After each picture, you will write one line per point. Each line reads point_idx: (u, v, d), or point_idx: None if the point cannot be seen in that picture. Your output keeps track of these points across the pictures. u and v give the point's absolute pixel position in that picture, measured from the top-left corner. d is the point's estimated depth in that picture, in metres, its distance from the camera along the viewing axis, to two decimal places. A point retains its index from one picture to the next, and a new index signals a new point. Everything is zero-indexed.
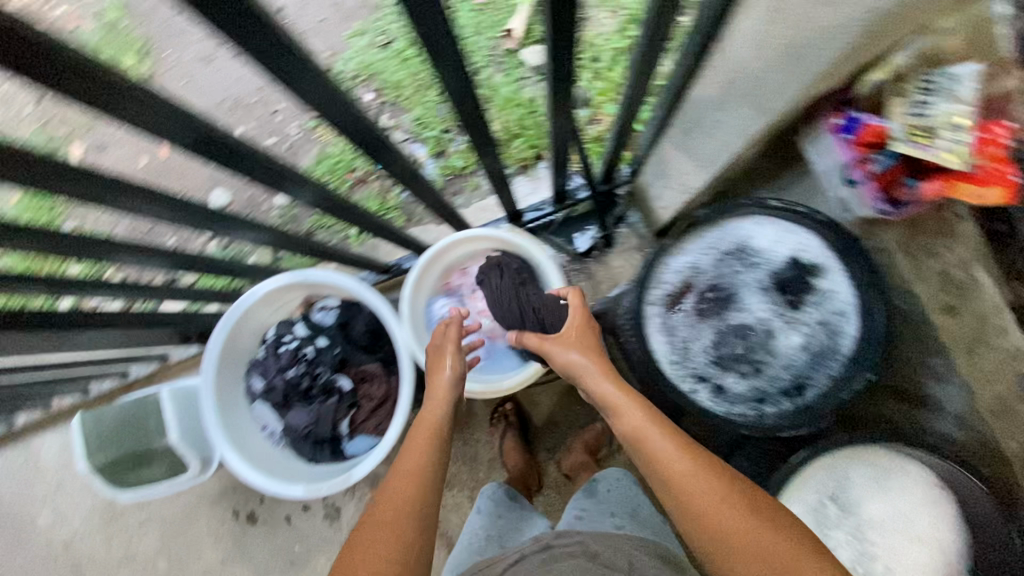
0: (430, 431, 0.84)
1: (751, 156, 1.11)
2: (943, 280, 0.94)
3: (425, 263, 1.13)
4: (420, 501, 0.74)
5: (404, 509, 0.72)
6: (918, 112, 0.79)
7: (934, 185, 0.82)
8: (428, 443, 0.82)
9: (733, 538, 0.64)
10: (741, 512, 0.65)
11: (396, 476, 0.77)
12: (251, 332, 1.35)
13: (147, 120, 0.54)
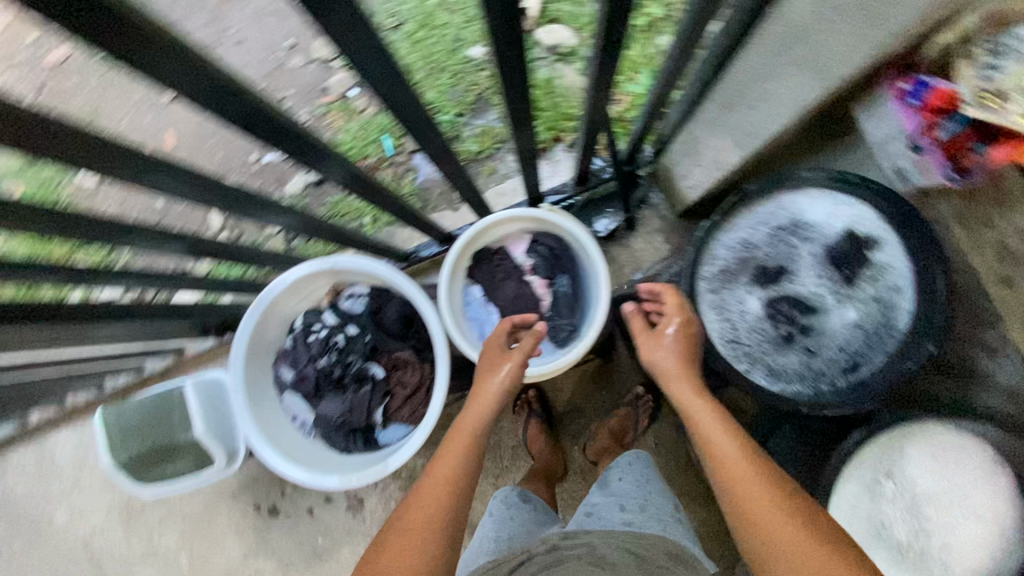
0: (469, 436, 0.83)
1: (794, 129, 1.08)
2: (1002, 251, 0.92)
3: (461, 246, 1.10)
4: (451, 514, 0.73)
5: (437, 514, 0.72)
6: (993, 74, 0.76)
7: (1006, 150, 0.79)
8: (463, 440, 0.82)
9: (788, 551, 0.65)
10: (794, 520, 0.67)
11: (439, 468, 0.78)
12: (278, 320, 1.33)
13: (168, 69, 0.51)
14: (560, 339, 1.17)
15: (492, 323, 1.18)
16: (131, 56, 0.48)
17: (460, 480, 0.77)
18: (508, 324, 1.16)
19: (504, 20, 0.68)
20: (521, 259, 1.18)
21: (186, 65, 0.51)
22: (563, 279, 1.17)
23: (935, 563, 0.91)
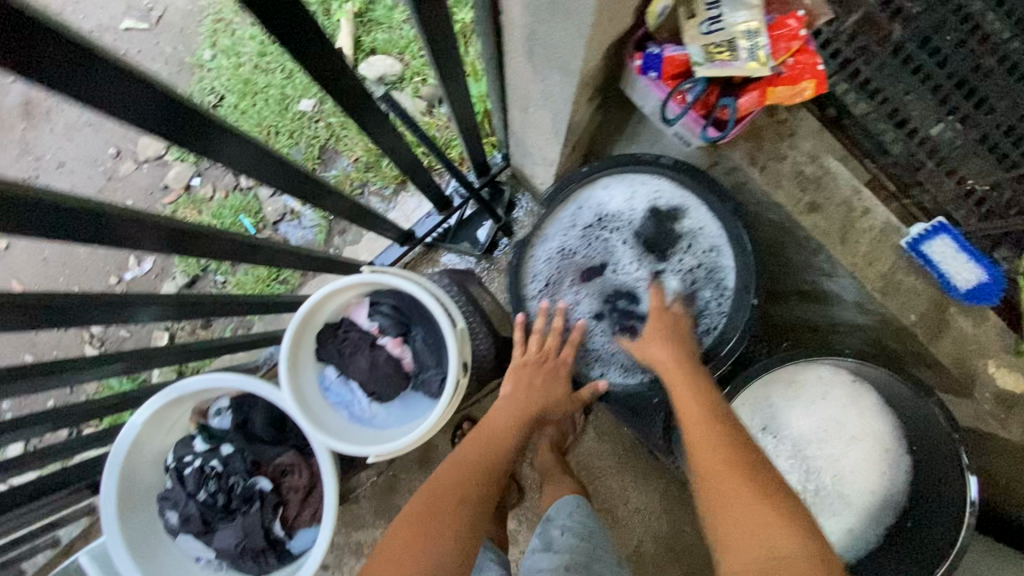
0: (469, 462, 0.84)
1: (587, 114, 1.06)
2: (799, 179, 0.93)
3: (292, 336, 1.02)
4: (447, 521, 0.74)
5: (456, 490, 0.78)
6: (713, 29, 0.75)
7: (751, 97, 0.78)
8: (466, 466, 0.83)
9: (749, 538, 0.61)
10: (764, 506, 0.63)
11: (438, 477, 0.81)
12: (149, 462, 1.23)
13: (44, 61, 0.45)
14: (430, 395, 1.10)
15: (357, 400, 1.10)
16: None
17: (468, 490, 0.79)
18: (374, 396, 1.10)
19: (183, 122, 0.62)
20: (365, 326, 1.09)
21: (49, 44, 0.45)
22: (415, 334, 1.09)
23: (834, 498, 0.93)
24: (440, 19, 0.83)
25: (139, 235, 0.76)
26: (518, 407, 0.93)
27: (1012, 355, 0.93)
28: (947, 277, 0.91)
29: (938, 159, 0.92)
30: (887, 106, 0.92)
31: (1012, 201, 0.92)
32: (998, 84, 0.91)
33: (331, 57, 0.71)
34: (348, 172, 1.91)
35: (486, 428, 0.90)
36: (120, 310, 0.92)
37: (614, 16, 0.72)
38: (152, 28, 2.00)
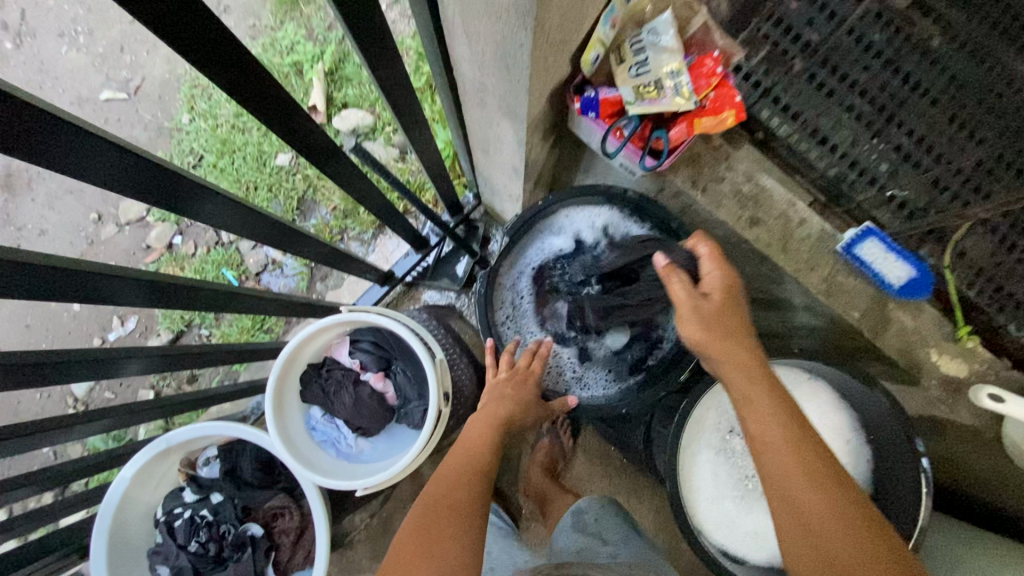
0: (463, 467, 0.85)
1: (543, 152, 1.15)
2: (739, 197, 1.01)
3: (276, 380, 1.06)
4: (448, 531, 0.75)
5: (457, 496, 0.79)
6: (641, 72, 0.85)
7: (680, 128, 0.88)
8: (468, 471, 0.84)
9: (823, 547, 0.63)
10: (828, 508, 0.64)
11: (445, 486, 0.82)
12: (138, 518, 1.23)
13: (35, 140, 0.51)
14: (414, 426, 1.13)
15: (344, 436, 1.14)
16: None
17: (467, 493, 0.80)
18: (360, 431, 1.14)
19: (160, 185, 0.68)
20: (347, 363, 1.14)
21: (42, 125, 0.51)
22: (395, 368, 1.14)
23: None
24: (398, 78, 0.91)
25: (123, 291, 0.82)
26: (497, 411, 0.94)
27: (951, 343, 1.00)
28: (882, 276, 0.99)
29: (859, 170, 1.02)
30: (809, 126, 1.03)
31: (931, 202, 1.01)
32: (903, 100, 1.02)
33: (298, 118, 0.78)
34: (327, 220, 1.99)
35: (466, 437, 0.92)
36: (106, 366, 0.96)
37: (550, 67, 0.81)
38: (131, 98, 2.10)
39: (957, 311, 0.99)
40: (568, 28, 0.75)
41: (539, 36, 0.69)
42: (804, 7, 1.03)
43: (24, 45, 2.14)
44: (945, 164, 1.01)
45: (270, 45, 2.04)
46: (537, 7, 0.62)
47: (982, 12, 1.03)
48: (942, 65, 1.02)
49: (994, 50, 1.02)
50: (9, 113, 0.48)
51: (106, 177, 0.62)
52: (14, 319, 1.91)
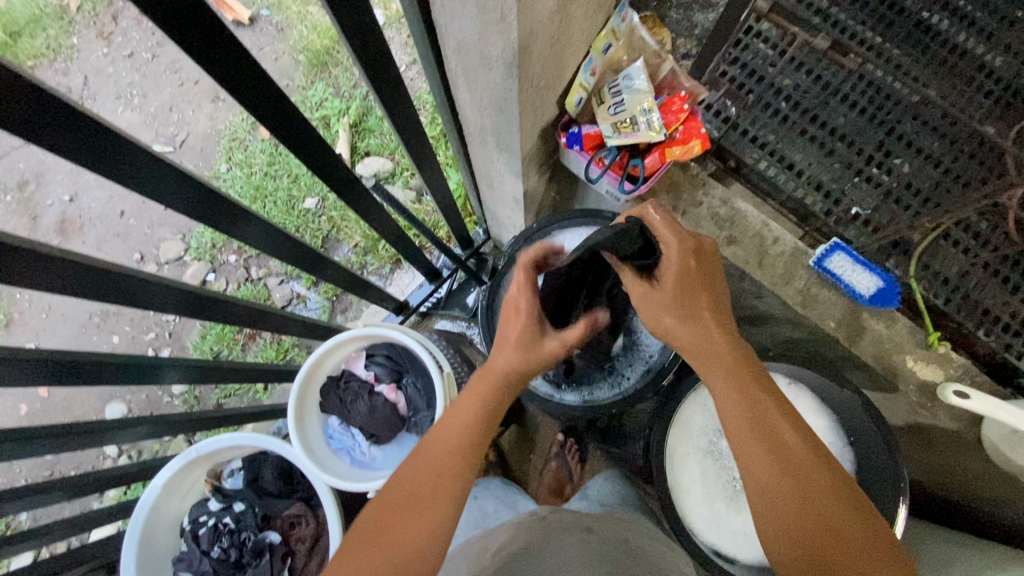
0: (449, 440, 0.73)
1: (540, 185, 1.29)
2: (715, 220, 1.12)
3: (298, 388, 1.17)
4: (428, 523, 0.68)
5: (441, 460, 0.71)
6: (618, 110, 0.99)
7: (654, 157, 1.01)
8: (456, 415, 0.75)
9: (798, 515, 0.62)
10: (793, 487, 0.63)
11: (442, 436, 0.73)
12: (166, 527, 1.32)
13: (120, 164, 0.65)
14: (423, 435, 1.22)
15: (358, 444, 1.22)
16: (92, 151, 0.62)
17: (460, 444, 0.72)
18: (373, 439, 1.22)
19: (210, 206, 0.82)
20: (363, 375, 1.24)
21: (124, 156, 0.65)
22: (406, 380, 1.24)
23: None
24: (410, 121, 1.07)
25: (171, 299, 0.95)
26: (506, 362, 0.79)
27: (924, 349, 1.06)
28: (851, 286, 1.07)
29: (824, 192, 1.12)
30: (777, 155, 1.14)
31: (893, 218, 1.10)
32: (863, 131, 1.13)
33: (325, 153, 0.93)
34: (348, 256, 2.15)
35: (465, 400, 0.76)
36: (150, 371, 1.07)
37: (537, 108, 0.95)
38: (177, 150, 2.34)
39: (925, 318, 1.07)
40: (550, 74, 0.89)
41: (523, 80, 0.82)
42: (765, 53, 1.17)
43: (86, 107, 2.42)
44: (905, 185, 1.11)
45: (302, 102, 2.28)
46: (519, 57, 0.76)
47: (930, 52, 1.15)
48: (896, 98, 1.14)
49: (943, 84, 1.13)
50: (109, 145, 0.62)
51: (170, 197, 0.76)
52: (60, 350, 2.07)
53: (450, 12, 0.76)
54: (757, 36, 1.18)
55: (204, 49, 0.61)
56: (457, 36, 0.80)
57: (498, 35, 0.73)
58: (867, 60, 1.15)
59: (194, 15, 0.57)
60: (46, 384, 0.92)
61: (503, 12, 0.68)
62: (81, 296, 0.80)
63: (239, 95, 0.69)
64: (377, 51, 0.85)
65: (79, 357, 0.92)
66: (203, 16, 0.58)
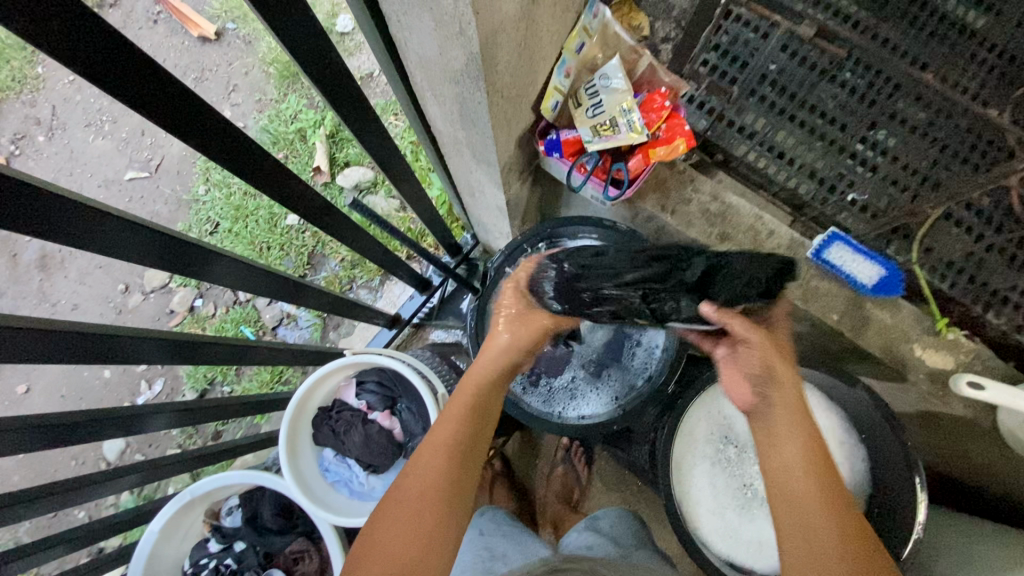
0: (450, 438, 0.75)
1: (523, 191, 1.24)
2: (707, 216, 1.07)
3: (289, 423, 1.13)
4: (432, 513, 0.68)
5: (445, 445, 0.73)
6: (596, 112, 0.94)
7: (638, 159, 0.96)
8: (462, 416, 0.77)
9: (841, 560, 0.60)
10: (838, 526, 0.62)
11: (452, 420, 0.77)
12: (167, 572, 1.28)
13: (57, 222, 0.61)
14: None
15: (355, 476, 1.19)
16: (24, 215, 0.58)
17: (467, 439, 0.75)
18: (371, 469, 1.19)
19: (172, 253, 0.78)
20: (355, 403, 1.20)
21: (65, 211, 0.60)
22: (400, 406, 1.20)
23: None
24: (381, 139, 1.01)
25: (144, 350, 0.90)
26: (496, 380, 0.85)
27: (933, 337, 1.02)
28: (853, 276, 1.02)
29: (819, 180, 1.08)
30: (767, 144, 1.10)
31: (891, 202, 1.05)
32: (856, 112, 1.08)
33: (290, 183, 0.87)
34: (337, 272, 2.10)
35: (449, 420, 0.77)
36: (133, 423, 1.03)
37: (511, 117, 0.90)
38: (152, 175, 2.27)
39: (931, 305, 1.03)
40: (521, 82, 0.84)
41: (492, 93, 0.77)
42: (746, 36, 1.12)
43: (55, 137, 2.35)
44: (902, 166, 1.06)
45: (275, 116, 2.21)
46: (484, 69, 0.71)
47: (919, 22, 1.10)
48: (888, 74, 1.08)
49: (935, 58, 1.08)
50: (46, 209, 0.59)
51: (121, 250, 0.71)
52: (51, 389, 2.02)
53: (408, 26, 0.70)
54: (736, 19, 1.12)
55: (138, 98, 0.55)
56: (418, 51, 0.75)
57: (460, 49, 0.68)
58: (854, 35, 1.10)
59: (130, 65, 0.51)
60: (24, 449, 0.88)
61: (462, 26, 0.63)
62: (33, 361, 0.75)
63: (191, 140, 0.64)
64: (336, 72, 0.79)
65: (41, 423, 0.86)
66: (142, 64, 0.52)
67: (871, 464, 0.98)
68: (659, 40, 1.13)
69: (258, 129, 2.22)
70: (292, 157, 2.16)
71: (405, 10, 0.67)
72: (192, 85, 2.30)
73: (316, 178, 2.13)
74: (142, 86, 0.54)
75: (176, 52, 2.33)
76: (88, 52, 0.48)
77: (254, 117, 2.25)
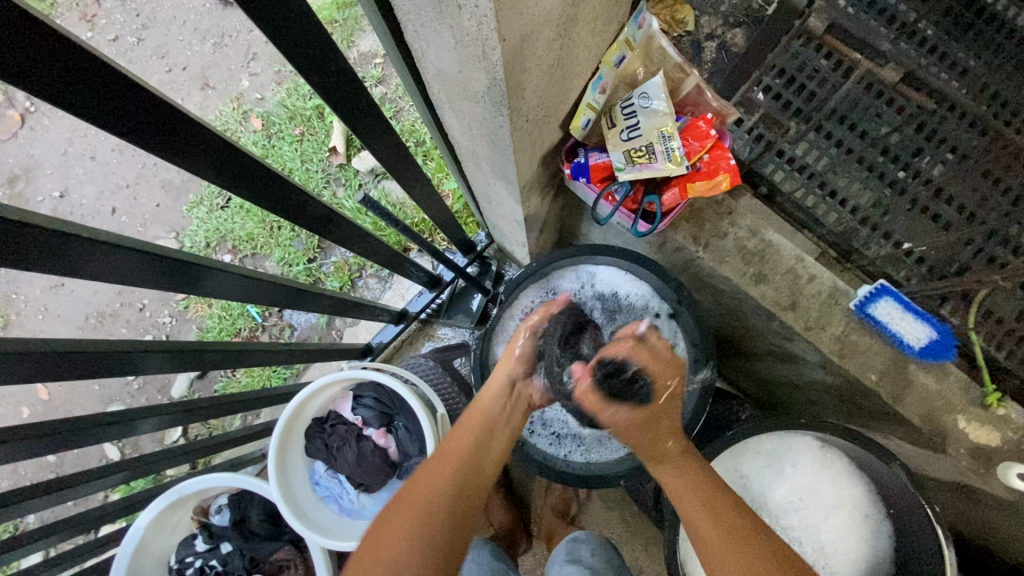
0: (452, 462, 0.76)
1: (544, 205, 1.15)
2: (743, 254, 0.98)
3: (279, 435, 1.08)
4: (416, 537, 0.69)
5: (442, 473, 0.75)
6: (632, 136, 0.84)
7: (673, 193, 0.86)
8: (465, 436, 0.79)
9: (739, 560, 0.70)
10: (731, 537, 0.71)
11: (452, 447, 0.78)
12: (154, 565, 1.26)
13: (20, 244, 0.55)
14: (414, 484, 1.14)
15: (345, 492, 1.15)
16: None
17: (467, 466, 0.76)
18: (362, 487, 1.15)
19: (159, 270, 0.71)
20: (350, 417, 1.15)
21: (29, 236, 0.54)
22: (396, 424, 1.14)
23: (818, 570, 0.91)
24: (393, 144, 0.93)
25: (137, 363, 0.85)
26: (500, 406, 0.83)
27: (980, 409, 0.92)
28: (900, 336, 0.93)
29: (871, 225, 0.99)
30: (819, 181, 1.00)
31: (952, 254, 0.97)
32: (922, 150, 0.99)
33: (289, 193, 0.80)
34: (346, 258, 2.03)
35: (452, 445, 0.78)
36: (117, 428, 0.99)
37: (536, 137, 0.81)
38: None
39: (984, 374, 0.93)
40: (549, 102, 0.75)
41: (515, 118, 0.68)
42: (806, 56, 1.03)
43: None
44: (967, 215, 0.97)
45: (293, 90, 2.12)
46: (508, 94, 0.62)
47: (1003, 53, 1.01)
48: (960, 110, 0.99)
49: (1015, 93, 0.99)
50: (7, 233, 0.53)
51: (98, 270, 0.64)
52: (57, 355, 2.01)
53: (424, 38, 0.61)
54: (797, 37, 1.04)
55: (90, 100, 0.48)
56: (436, 64, 0.66)
57: (481, 71, 0.59)
58: (929, 61, 1.01)
59: (97, 83, 0.48)
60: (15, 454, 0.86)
61: (485, 49, 0.54)
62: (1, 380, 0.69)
63: (167, 151, 0.58)
64: (342, 78, 0.71)
65: (9, 432, 0.82)
66: (109, 79, 0.48)
67: (896, 543, 0.89)
68: (705, 35, 1.06)
69: (274, 102, 2.13)
70: (308, 134, 2.08)
71: (420, 21, 0.58)
72: (210, 50, 2.21)
73: (330, 158, 2.05)
74: (91, 90, 0.48)
75: (196, 14, 2.24)
76: (48, 69, 0.44)
77: (272, 88, 2.16)
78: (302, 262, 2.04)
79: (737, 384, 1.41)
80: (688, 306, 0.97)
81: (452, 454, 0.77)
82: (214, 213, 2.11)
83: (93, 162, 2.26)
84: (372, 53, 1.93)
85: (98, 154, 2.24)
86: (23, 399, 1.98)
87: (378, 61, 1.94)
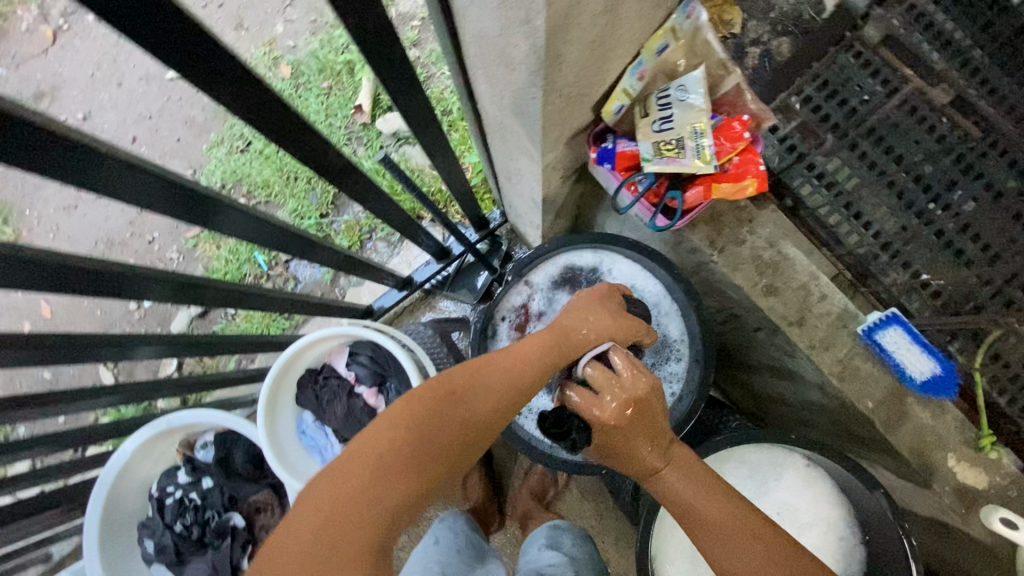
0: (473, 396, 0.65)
1: (564, 189, 1.14)
2: (757, 264, 0.97)
3: (272, 378, 1.09)
4: (392, 477, 0.59)
5: (462, 397, 0.64)
6: (664, 128, 0.83)
7: (697, 192, 0.85)
8: (493, 374, 0.67)
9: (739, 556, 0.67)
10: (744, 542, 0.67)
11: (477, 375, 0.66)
12: (135, 489, 1.29)
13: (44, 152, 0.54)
14: None
15: (329, 445, 1.16)
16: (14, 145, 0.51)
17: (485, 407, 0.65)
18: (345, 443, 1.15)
19: (177, 199, 0.72)
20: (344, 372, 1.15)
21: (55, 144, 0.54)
22: (387, 385, 1.14)
23: None
24: (421, 105, 0.92)
25: (142, 287, 0.85)
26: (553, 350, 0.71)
27: (972, 450, 0.92)
28: (903, 367, 0.92)
29: (892, 252, 0.97)
30: (847, 201, 0.98)
31: (969, 293, 0.95)
32: (956, 184, 0.97)
33: (313, 140, 0.79)
34: (358, 219, 2.02)
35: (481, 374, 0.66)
36: (112, 350, 0.99)
37: (565, 117, 0.80)
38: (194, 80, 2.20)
39: (982, 416, 0.92)
40: (585, 82, 0.74)
41: (549, 91, 0.67)
42: (853, 70, 1.00)
43: None
44: (992, 256, 0.95)
45: (326, 42, 2.09)
46: (545, 65, 0.60)
47: None
48: (1002, 147, 0.97)
49: None
50: (33, 138, 0.52)
51: (116, 189, 0.64)
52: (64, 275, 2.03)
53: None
54: (847, 49, 1.01)
55: (126, 12, 0.47)
56: (476, 25, 0.65)
57: (523, 36, 0.58)
58: (977, 94, 0.98)
59: None
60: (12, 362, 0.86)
61: (529, 13, 0.53)
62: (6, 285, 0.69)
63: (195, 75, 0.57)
64: (381, 28, 0.70)
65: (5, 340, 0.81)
66: None
67: (868, 569, 0.89)
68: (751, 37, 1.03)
69: (306, 52, 2.11)
70: (336, 89, 2.06)
71: None
72: None
73: (355, 116, 2.03)
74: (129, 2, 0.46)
75: None
76: None
77: (305, 38, 2.14)
78: (314, 216, 2.04)
79: (729, 395, 1.41)
80: (696, 309, 0.96)
81: (475, 384, 0.65)
82: (234, 156, 2.11)
83: (119, 89, 2.25)
84: (411, 15, 1.90)
85: (124, 81, 2.23)
86: (25, 313, 2.00)
87: (415, 24, 1.91)
